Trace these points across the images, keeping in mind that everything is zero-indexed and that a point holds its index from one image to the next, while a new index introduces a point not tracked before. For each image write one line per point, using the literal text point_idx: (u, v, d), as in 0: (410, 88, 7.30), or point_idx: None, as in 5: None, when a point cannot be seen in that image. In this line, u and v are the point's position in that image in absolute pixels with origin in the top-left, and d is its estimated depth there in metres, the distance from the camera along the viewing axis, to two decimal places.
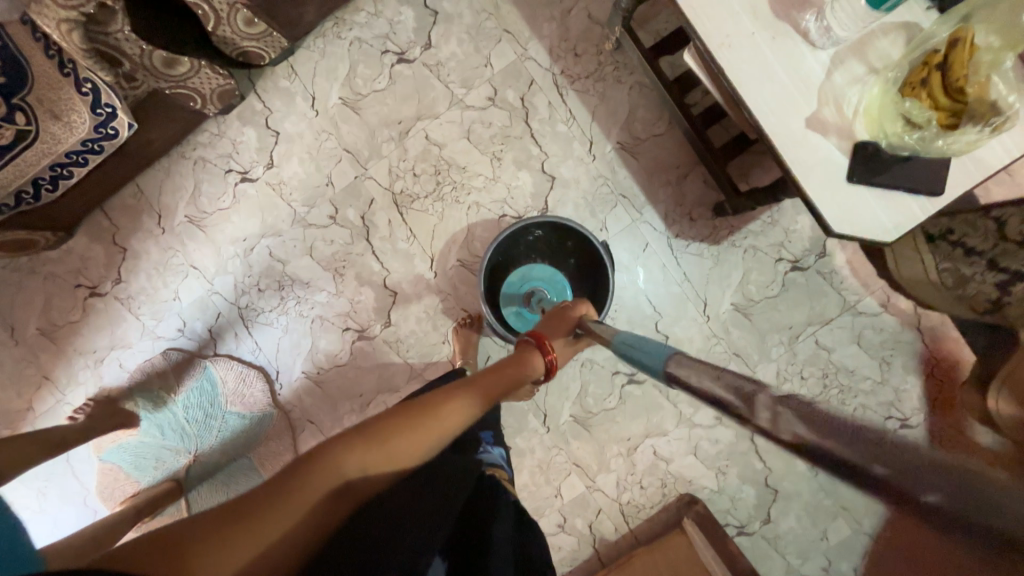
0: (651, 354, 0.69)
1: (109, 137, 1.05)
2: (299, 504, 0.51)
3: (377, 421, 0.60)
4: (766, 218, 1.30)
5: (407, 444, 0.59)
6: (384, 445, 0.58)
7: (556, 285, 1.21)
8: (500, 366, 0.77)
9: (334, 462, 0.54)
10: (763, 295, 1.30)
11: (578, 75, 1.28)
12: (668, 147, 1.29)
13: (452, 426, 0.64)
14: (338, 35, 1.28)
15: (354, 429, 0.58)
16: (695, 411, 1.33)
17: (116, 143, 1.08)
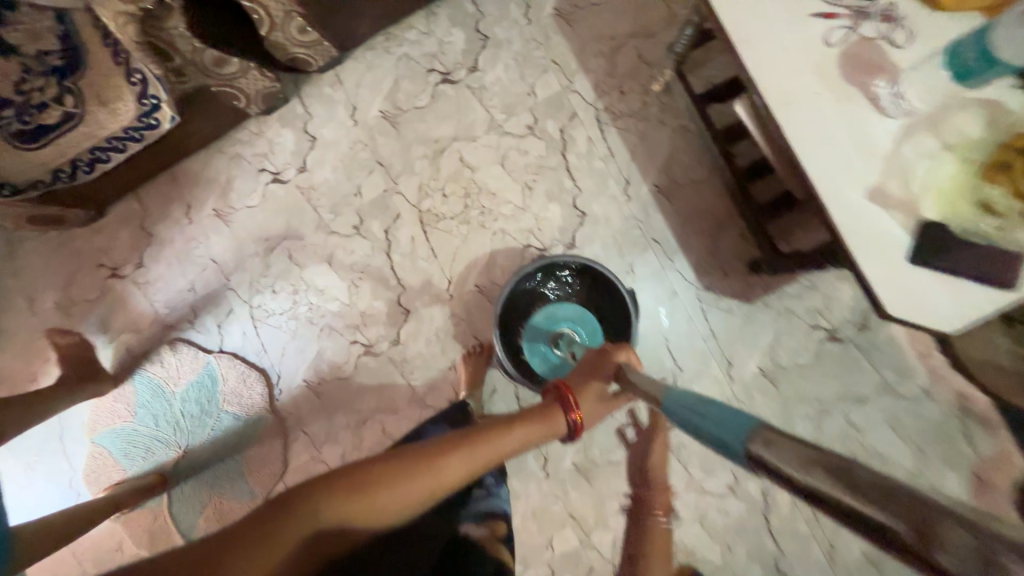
0: (730, 423, 0.50)
1: (151, 127, 1.06)
2: (278, 548, 0.51)
3: (373, 466, 0.57)
4: (805, 281, 1.22)
5: (386, 497, 0.56)
6: (375, 495, 0.56)
7: (585, 326, 1.13)
8: (519, 416, 0.71)
9: (306, 513, 0.52)
10: (794, 362, 1.21)
11: (621, 113, 1.26)
12: (707, 196, 1.24)
13: (439, 482, 0.60)
14: (387, 49, 1.29)
15: (347, 471, 0.56)
16: (707, 477, 1.23)
17: (156, 134, 1.08)
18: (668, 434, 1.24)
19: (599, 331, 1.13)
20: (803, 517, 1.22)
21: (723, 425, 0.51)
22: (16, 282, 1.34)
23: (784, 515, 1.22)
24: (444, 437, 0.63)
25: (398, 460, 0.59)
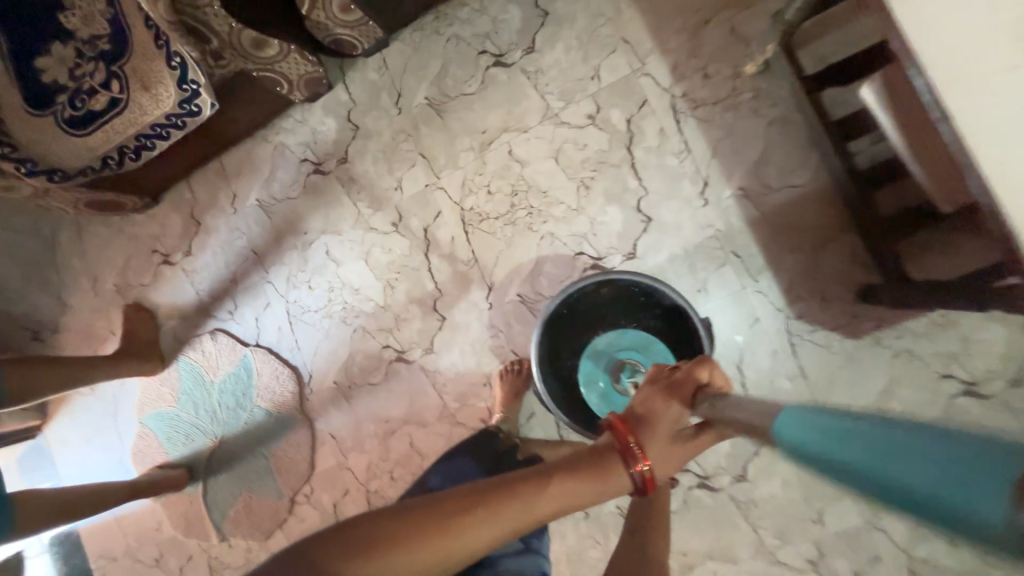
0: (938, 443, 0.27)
1: (193, 114, 1.00)
2: None
3: (375, 523, 0.46)
4: (937, 317, 0.96)
5: (396, 555, 0.45)
6: (371, 567, 0.44)
7: (653, 354, 0.94)
8: (564, 469, 0.54)
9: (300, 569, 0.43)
10: (911, 418, 0.97)
11: (703, 100, 1.05)
12: (807, 203, 1.01)
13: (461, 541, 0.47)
14: (436, 30, 1.17)
15: (352, 523, 0.46)
16: (783, 545, 1.02)
17: (199, 121, 1.02)
18: (736, 487, 1.04)
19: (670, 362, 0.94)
20: None
21: (925, 464, 0.26)
22: (84, 263, 1.40)
23: None
24: (466, 488, 0.51)
25: (405, 518, 0.47)
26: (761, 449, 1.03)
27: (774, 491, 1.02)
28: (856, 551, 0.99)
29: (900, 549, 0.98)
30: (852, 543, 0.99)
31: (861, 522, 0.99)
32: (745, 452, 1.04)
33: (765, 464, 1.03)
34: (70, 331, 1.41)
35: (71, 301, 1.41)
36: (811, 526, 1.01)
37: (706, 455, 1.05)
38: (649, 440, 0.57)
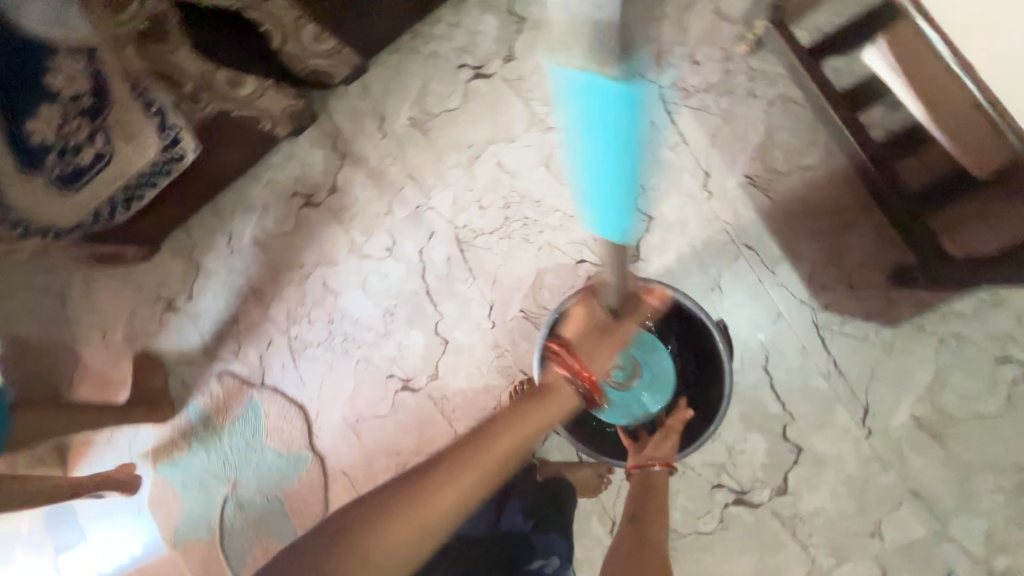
0: None
1: (177, 159, 1.02)
2: None
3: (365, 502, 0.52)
4: (983, 295, 0.86)
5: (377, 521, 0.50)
6: (360, 559, 0.48)
7: (645, 347, 0.85)
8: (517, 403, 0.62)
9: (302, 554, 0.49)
10: (969, 410, 0.86)
11: (695, 88, 0.99)
12: (821, 184, 0.93)
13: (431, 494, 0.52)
14: (414, 50, 1.16)
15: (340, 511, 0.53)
16: (839, 563, 0.91)
17: (184, 166, 1.05)
18: (779, 501, 0.94)
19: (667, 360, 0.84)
20: None
21: None
22: (93, 317, 1.41)
23: None
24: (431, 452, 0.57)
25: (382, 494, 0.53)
26: (801, 456, 0.93)
27: (822, 503, 0.92)
28: (925, 566, 0.88)
29: (977, 561, 0.86)
30: (920, 557, 0.88)
31: (928, 533, 0.88)
32: (784, 461, 0.94)
33: (809, 474, 0.93)
34: (83, 384, 1.41)
35: (82, 354, 1.42)
36: (870, 540, 0.90)
37: (740, 467, 0.96)
38: (580, 347, 0.64)
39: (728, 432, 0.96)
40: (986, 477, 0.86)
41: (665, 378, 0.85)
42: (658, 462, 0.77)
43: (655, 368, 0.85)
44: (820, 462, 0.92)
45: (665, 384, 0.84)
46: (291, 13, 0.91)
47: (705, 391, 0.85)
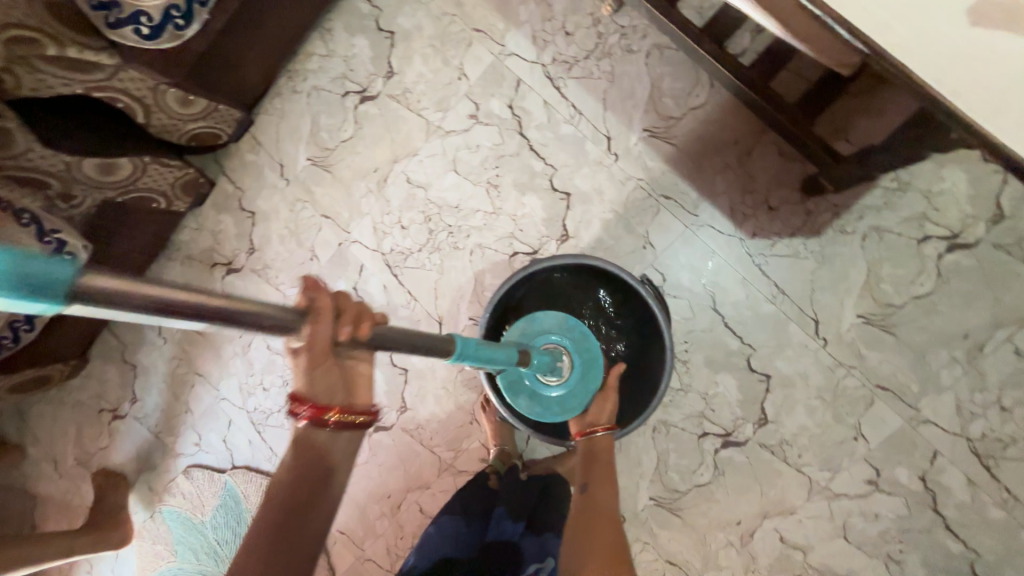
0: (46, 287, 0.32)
1: None
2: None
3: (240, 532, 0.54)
4: (888, 183, 0.89)
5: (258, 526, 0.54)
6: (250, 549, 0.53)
7: (576, 335, 0.73)
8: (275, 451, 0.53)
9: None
10: (907, 295, 0.89)
11: (574, 58, 1.00)
12: (716, 119, 0.94)
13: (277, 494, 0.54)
14: (294, 89, 1.13)
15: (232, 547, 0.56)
16: (834, 475, 0.92)
17: (81, 267, 0.96)
18: (763, 432, 0.95)
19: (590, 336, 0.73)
20: (991, 497, 0.87)
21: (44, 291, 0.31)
22: (36, 450, 1.31)
23: (962, 501, 0.88)
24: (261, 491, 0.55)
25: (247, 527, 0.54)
26: (772, 383, 0.94)
27: (803, 422, 0.93)
28: (910, 453, 0.89)
29: (956, 434, 0.88)
30: (904, 445, 0.90)
31: (904, 422, 0.90)
32: (757, 393, 0.94)
33: (783, 398, 0.94)
34: (45, 524, 1.30)
35: (37, 492, 1.31)
36: (855, 444, 0.91)
37: (719, 410, 0.96)
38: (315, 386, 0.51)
39: (698, 380, 0.96)
40: (940, 353, 0.88)
41: (599, 369, 0.72)
42: (600, 427, 0.69)
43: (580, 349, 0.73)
44: (790, 383, 0.93)
45: (598, 375, 0.72)
46: (144, 85, 0.85)
47: (646, 354, 0.82)
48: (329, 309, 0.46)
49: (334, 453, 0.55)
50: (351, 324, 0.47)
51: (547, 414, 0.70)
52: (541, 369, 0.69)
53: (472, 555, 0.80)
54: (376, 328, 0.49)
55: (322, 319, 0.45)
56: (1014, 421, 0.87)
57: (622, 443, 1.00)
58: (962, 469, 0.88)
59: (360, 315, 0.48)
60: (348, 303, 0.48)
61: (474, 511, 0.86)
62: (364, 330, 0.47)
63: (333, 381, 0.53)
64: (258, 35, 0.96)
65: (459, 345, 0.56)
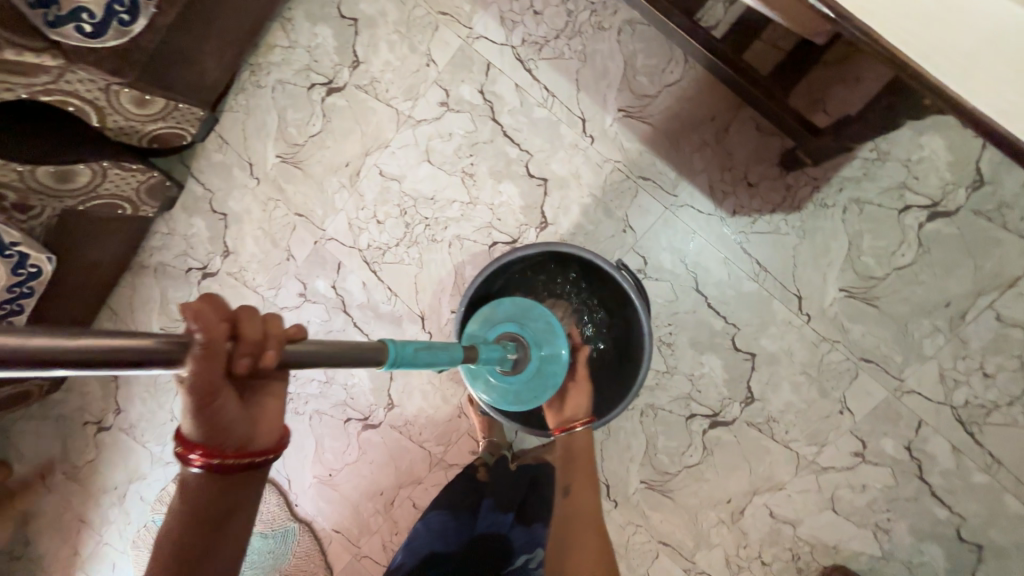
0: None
1: (36, 275, 0.87)
2: None
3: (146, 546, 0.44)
4: (867, 153, 0.88)
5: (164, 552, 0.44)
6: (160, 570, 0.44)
7: (540, 326, 0.67)
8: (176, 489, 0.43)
9: None
10: (888, 266, 0.88)
11: (544, 39, 0.96)
12: (692, 95, 0.92)
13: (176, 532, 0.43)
14: (258, 84, 1.09)
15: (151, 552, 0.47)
16: (822, 449, 0.93)
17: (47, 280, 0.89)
18: (750, 411, 0.94)
19: (554, 326, 0.67)
20: (976, 463, 0.88)
21: None
22: (23, 466, 1.29)
23: (947, 468, 0.89)
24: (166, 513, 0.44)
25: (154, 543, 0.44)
26: (757, 361, 0.93)
27: (789, 398, 0.93)
28: (895, 424, 0.90)
29: (941, 402, 0.88)
30: (890, 416, 0.90)
31: (889, 393, 0.90)
32: (743, 371, 0.94)
33: (768, 376, 0.93)
34: (39, 539, 1.29)
35: (27, 508, 1.29)
36: (840, 417, 0.91)
37: (706, 390, 0.96)
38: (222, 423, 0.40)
39: (683, 362, 0.96)
40: (922, 323, 0.88)
41: (561, 363, 0.67)
42: (579, 422, 0.71)
43: (545, 340, 0.67)
44: (775, 360, 0.93)
45: (559, 371, 0.66)
46: (95, 86, 0.81)
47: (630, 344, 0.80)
48: (222, 334, 0.36)
49: (236, 500, 0.44)
50: (250, 353, 0.37)
51: (500, 403, 0.66)
52: (499, 359, 0.64)
53: (461, 549, 0.80)
54: (284, 353, 0.38)
55: (217, 348, 0.36)
56: (996, 387, 0.87)
57: (610, 428, 1.00)
58: (947, 436, 0.89)
59: (264, 340, 0.37)
60: (250, 324, 0.37)
61: (461, 505, 0.86)
62: (267, 361, 0.37)
63: (225, 422, 0.41)
64: (218, 32, 0.92)
65: (393, 354, 0.49)
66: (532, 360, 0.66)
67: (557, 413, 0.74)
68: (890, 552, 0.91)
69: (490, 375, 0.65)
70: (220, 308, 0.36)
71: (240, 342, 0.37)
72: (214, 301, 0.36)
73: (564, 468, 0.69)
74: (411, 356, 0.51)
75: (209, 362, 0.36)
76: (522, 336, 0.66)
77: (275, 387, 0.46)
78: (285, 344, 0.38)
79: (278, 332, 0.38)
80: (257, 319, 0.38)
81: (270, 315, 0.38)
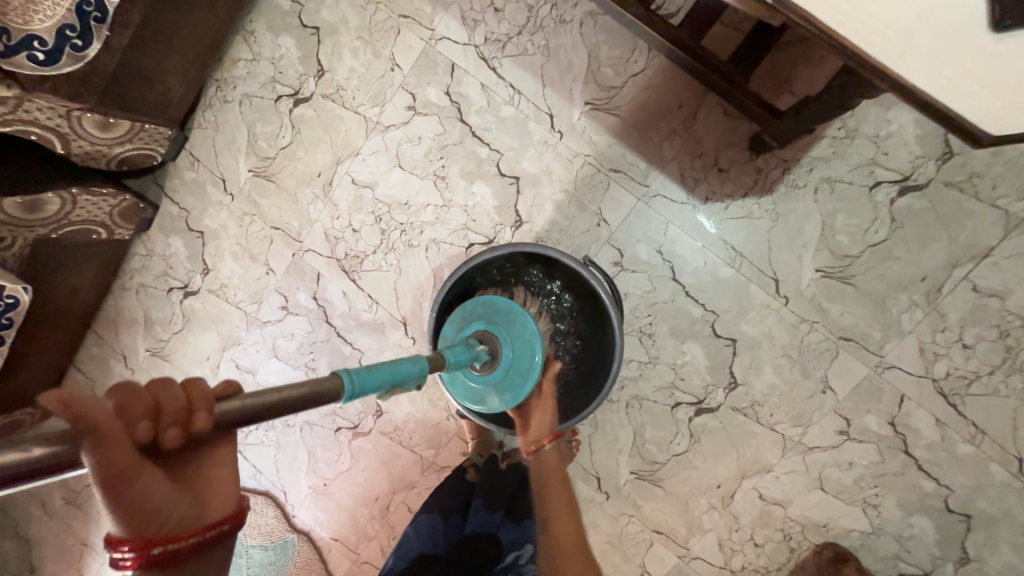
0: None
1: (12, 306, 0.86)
2: None
3: None
4: (835, 131, 0.87)
5: None
6: None
7: (483, 310, 0.69)
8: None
9: None
10: (862, 244, 0.88)
11: (506, 36, 0.96)
12: (657, 84, 0.92)
13: None
14: (225, 99, 1.09)
15: None
16: (806, 430, 0.93)
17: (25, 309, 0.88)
18: (735, 396, 0.95)
19: (494, 300, 0.69)
20: (961, 435, 0.88)
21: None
22: (24, 493, 1.30)
23: (932, 441, 0.89)
24: None
25: None
26: (738, 346, 0.94)
27: (772, 381, 0.93)
28: (878, 400, 0.90)
29: (922, 376, 0.89)
30: (873, 392, 0.90)
31: (869, 370, 0.90)
32: (724, 357, 0.94)
33: (750, 360, 0.93)
34: (44, 564, 1.30)
35: (31, 534, 1.30)
36: (823, 397, 0.92)
37: (690, 378, 0.96)
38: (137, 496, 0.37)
39: (665, 351, 0.96)
40: (900, 299, 0.88)
41: (522, 311, 0.67)
42: (545, 441, 0.72)
43: (494, 316, 0.68)
44: (756, 344, 0.93)
45: (527, 324, 0.66)
46: (55, 113, 0.79)
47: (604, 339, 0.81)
48: (134, 417, 0.35)
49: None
50: (177, 422, 0.36)
51: (521, 392, 0.65)
52: (476, 359, 0.65)
53: (450, 551, 0.81)
54: (217, 412, 0.37)
55: (114, 430, 0.35)
56: (977, 358, 0.87)
57: (598, 421, 1.00)
58: (931, 409, 0.89)
59: (190, 406, 0.37)
60: (168, 396, 0.36)
61: (451, 506, 0.87)
62: (198, 423, 0.36)
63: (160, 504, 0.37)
64: (177, 50, 0.91)
65: (352, 387, 0.45)
66: (498, 337, 0.66)
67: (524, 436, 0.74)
68: (879, 527, 0.92)
69: (489, 378, 0.66)
70: (133, 391, 0.35)
71: (162, 419, 0.36)
72: (128, 388, 0.36)
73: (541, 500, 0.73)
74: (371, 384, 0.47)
75: (114, 448, 0.35)
76: (476, 332, 0.68)
77: (217, 455, 0.43)
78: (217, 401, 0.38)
79: (203, 393, 0.37)
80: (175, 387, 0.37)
81: (189, 381, 0.37)
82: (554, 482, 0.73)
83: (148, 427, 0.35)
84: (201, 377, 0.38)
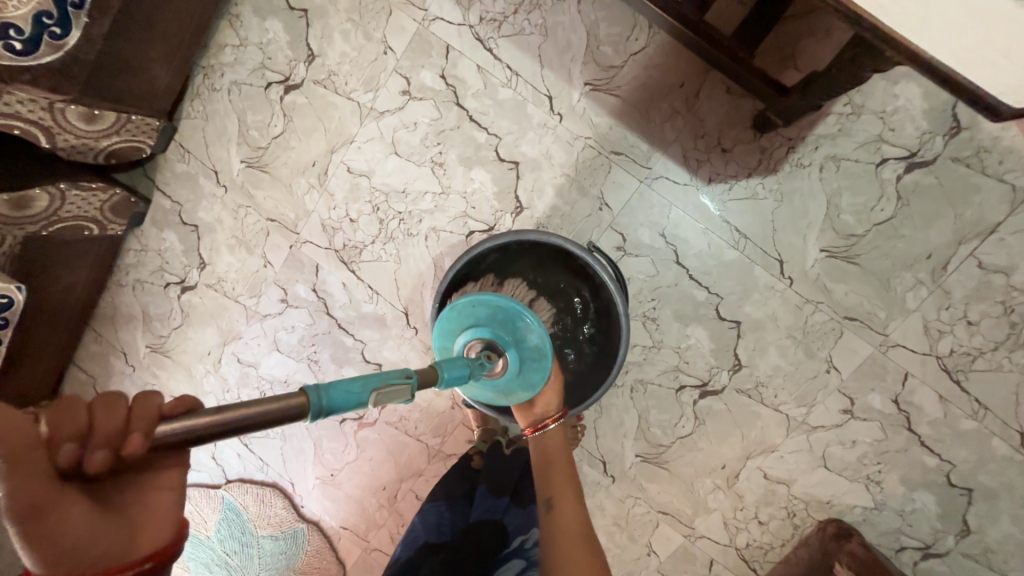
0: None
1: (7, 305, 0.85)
2: None
3: None
4: (842, 108, 0.85)
5: None
6: None
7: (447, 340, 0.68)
8: None
9: None
10: (868, 223, 0.87)
11: (502, 15, 0.93)
12: (658, 63, 0.89)
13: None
14: (213, 87, 1.05)
15: None
16: (811, 410, 0.93)
17: (19, 308, 0.87)
18: (738, 378, 0.95)
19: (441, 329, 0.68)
20: (963, 411, 0.88)
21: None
22: None
23: (935, 418, 0.89)
24: None
25: None
26: (743, 329, 0.93)
27: (777, 363, 0.93)
28: (882, 379, 0.90)
29: (927, 354, 0.88)
30: (877, 370, 0.90)
31: (874, 349, 0.90)
32: (729, 340, 0.94)
33: (754, 342, 0.93)
34: None
35: None
36: (827, 377, 0.92)
37: (694, 361, 0.96)
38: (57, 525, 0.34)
39: (669, 335, 0.96)
40: (905, 277, 0.88)
41: (444, 314, 0.68)
42: (552, 419, 0.70)
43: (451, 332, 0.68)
44: (760, 326, 0.92)
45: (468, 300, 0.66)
46: (37, 105, 0.77)
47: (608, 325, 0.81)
48: (63, 438, 0.32)
49: None
50: (109, 446, 0.33)
51: (525, 313, 0.64)
52: (485, 365, 0.62)
53: (456, 535, 0.82)
54: (154, 438, 0.33)
55: (33, 456, 0.32)
56: (981, 335, 0.86)
57: (602, 406, 1.00)
58: (934, 386, 0.89)
59: (128, 425, 0.33)
60: (105, 415, 0.33)
61: (456, 495, 0.88)
62: (129, 447, 0.32)
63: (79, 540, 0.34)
64: (161, 36, 0.88)
65: (322, 402, 0.38)
66: (471, 328, 0.66)
67: (526, 414, 0.71)
68: (883, 503, 0.93)
69: (505, 342, 0.65)
70: (68, 409, 0.32)
71: (88, 444, 0.33)
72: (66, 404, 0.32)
73: (545, 478, 0.68)
74: (344, 400, 0.40)
75: (30, 477, 0.32)
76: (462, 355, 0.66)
77: (157, 481, 0.39)
78: (159, 425, 0.33)
79: (150, 411, 0.33)
80: (119, 406, 0.33)
81: (138, 399, 0.34)
82: (558, 455, 0.69)
83: (70, 450, 0.32)
84: (153, 394, 0.34)
